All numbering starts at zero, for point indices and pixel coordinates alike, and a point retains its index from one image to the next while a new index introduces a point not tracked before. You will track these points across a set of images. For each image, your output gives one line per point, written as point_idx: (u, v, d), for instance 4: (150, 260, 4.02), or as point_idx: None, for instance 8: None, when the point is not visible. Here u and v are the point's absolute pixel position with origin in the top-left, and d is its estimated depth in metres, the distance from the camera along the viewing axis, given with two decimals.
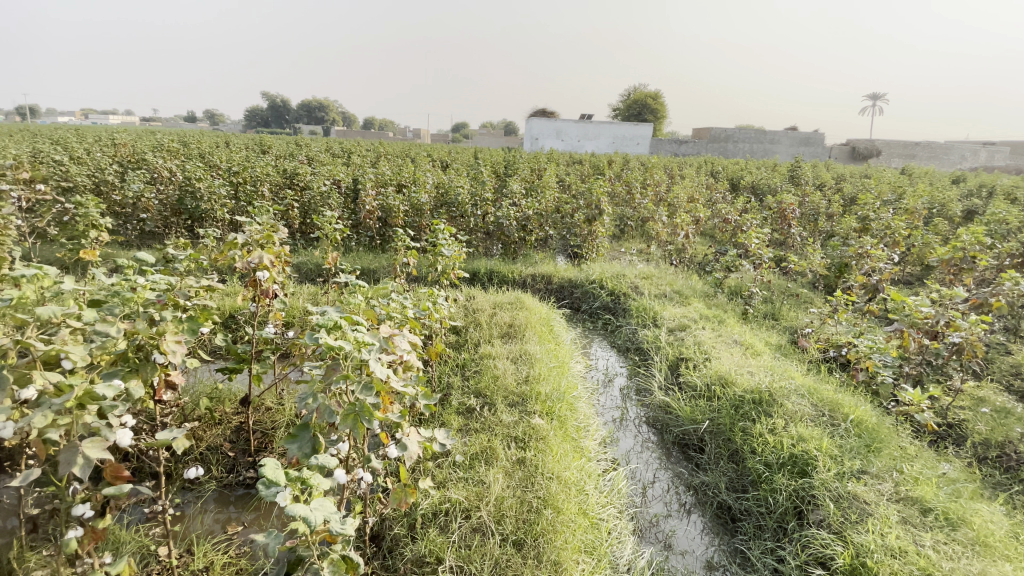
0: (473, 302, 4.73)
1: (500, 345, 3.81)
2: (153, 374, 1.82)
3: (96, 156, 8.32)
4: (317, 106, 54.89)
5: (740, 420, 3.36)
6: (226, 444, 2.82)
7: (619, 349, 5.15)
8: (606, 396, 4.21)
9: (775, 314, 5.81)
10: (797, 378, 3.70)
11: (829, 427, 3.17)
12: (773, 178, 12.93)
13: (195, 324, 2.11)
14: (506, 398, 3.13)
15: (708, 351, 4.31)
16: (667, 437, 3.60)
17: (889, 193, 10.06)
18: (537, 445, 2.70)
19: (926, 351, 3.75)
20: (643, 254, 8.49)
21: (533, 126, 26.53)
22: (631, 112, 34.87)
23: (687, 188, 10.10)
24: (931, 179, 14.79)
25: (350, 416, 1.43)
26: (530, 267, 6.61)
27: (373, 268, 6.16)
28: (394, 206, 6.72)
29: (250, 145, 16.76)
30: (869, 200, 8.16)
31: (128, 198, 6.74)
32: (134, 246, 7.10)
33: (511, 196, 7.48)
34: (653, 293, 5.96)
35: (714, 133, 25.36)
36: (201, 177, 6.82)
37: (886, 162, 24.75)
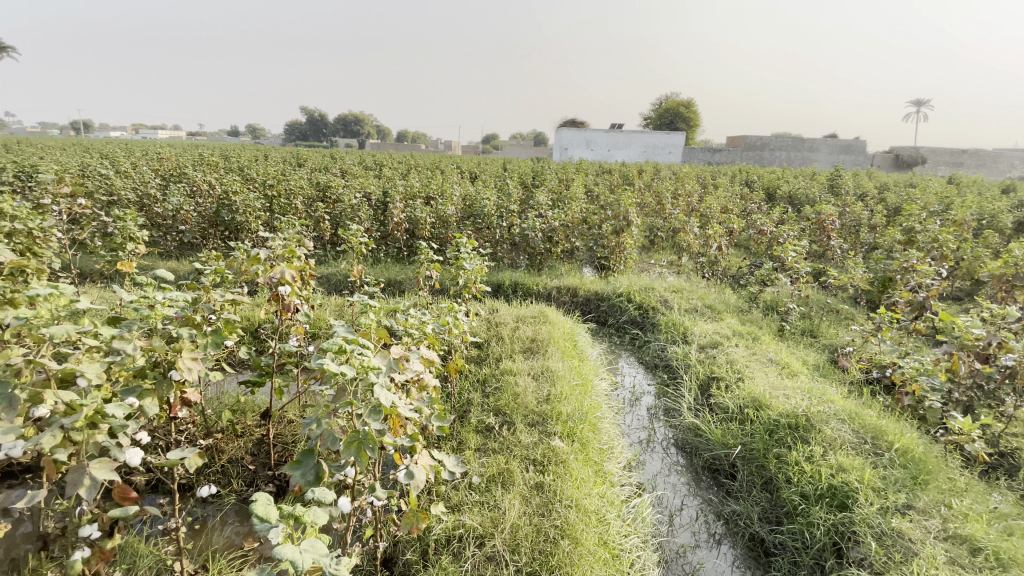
0: (496, 316, 4.67)
1: (522, 361, 3.74)
2: (169, 391, 1.85)
3: (141, 170, 8.73)
4: (353, 119, 56.46)
5: (775, 446, 3.17)
6: (247, 456, 2.81)
7: (647, 366, 5.00)
8: (632, 415, 4.06)
9: (813, 331, 5.54)
10: (836, 402, 3.48)
11: (872, 456, 2.95)
12: (812, 187, 12.47)
13: (215, 340, 2.18)
14: (526, 417, 3.05)
15: (740, 370, 4.12)
16: (696, 461, 3.43)
17: (937, 204, 9.55)
18: (556, 469, 2.60)
19: (978, 375, 3.48)
20: (673, 266, 8.28)
21: (562, 136, 26.55)
22: (662, 122, 34.46)
23: (720, 198, 9.84)
24: (984, 188, 13.99)
25: (354, 444, 1.39)
26: (555, 279, 6.52)
27: (399, 279, 6.21)
28: (420, 218, 6.78)
29: (287, 158, 17.30)
30: (915, 211, 7.75)
31: (168, 210, 7.02)
32: (173, 257, 7.38)
33: (538, 207, 7.43)
34: (682, 307, 5.78)
35: (749, 142, 24.76)
36: (237, 191, 7.07)
37: (934, 169, 23.61)
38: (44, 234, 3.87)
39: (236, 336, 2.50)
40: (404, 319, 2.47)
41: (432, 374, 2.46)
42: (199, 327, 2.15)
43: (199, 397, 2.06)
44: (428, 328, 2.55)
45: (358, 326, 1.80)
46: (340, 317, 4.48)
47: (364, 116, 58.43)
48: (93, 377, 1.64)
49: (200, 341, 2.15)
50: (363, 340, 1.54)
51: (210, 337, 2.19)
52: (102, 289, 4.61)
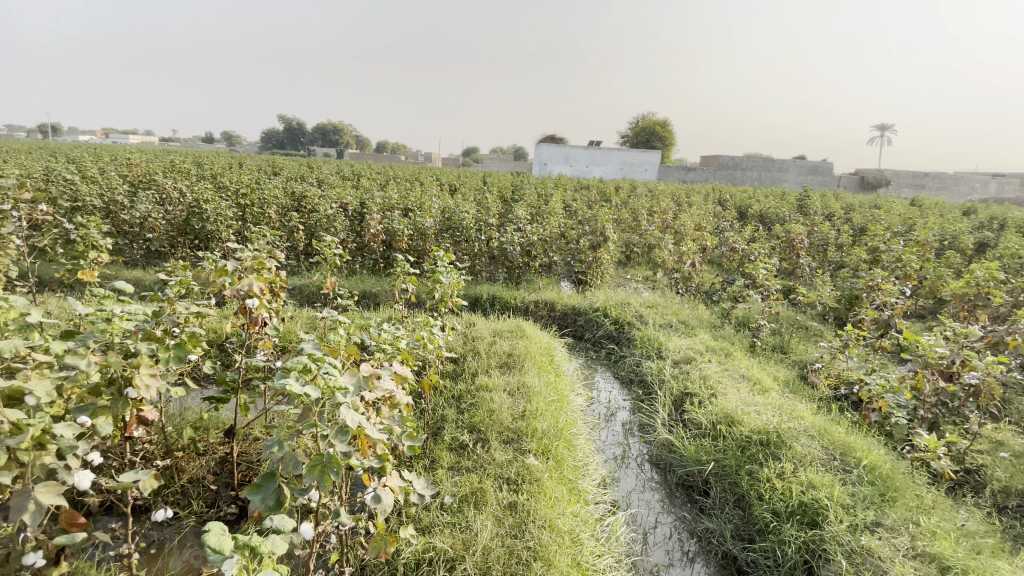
0: (472, 330, 4.63)
1: (498, 377, 3.70)
2: (125, 409, 1.76)
3: (109, 176, 8.46)
4: (332, 129, 56.16)
5: (747, 463, 3.20)
6: (209, 475, 2.70)
7: (622, 381, 5.02)
8: (607, 431, 4.06)
9: (784, 347, 5.66)
10: (807, 418, 3.54)
11: (840, 473, 3.00)
12: (782, 207, 12.86)
13: (178, 353, 2.08)
14: (501, 434, 3.01)
15: (713, 386, 4.16)
16: (670, 477, 3.44)
17: (899, 225, 9.94)
18: (531, 489, 2.56)
19: (941, 393, 3.58)
20: (649, 281, 8.39)
21: (542, 152, 26.88)
22: (639, 140, 35.21)
23: (695, 216, 10.05)
24: (942, 210, 14.66)
25: (317, 467, 1.35)
26: (533, 293, 6.52)
27: (374, 292, 6.12)
28: (398, 229, 6.72)
29: (263, 167, 17.01)
30: (879, 232, 8.04)
31: (135, 218, 6.80)
32: (140, 265, 7.14)
33: (516, 221, 7.46)
34: (657, 322, 5.84)
35: (723, 161, 25.46)
36: (209, 199, 6.89)
37: (896, 191, 24.65)
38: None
39: (201, 349, 2.40)
40: (377, 333, 2.42)
41: (405, 390, 2.40)
42: (161, 340, 2.06)
43: (157, 416, 1.95)
44: (403, 342, 2.51)
45: (330, 340, 1.75)
46: (312, 329, 4.38)
47: (343, 126, 58.05)
48: (43, 395, 1.54)
49: (162, 355, 2.06)
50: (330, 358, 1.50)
51: (171, 351, 2.09)
52: (60, 299, 4.41)
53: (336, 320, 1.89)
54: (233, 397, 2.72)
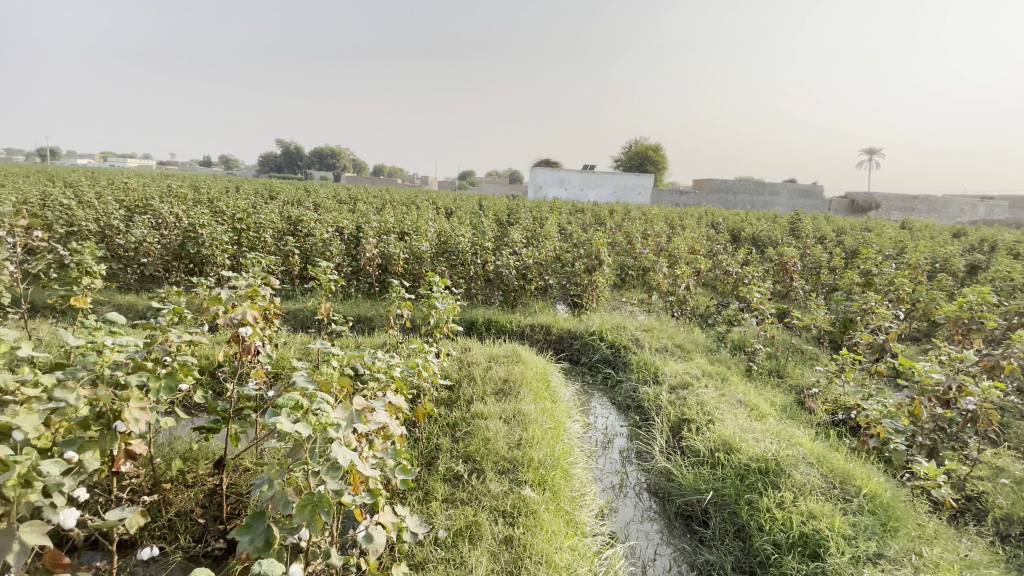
0: (468, 355, 4.60)
1: (494, 404, 3.66)
2: (113, 444, 1.71)
3: (105, 200, 8.47)
4: (329, 153, 56.78)
5: (746, 492, 3.15)
6: (197, 509, 2.64)
7: (619, 406, 4.97)
8: (605, 459, 4.00)
9: (780, 371, 5.65)
10: (805, 445, 3.51)
11: (841, 502, 2.96)
12: (774, 230, 13.01)
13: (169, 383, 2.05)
14: (497, 464, 2.96)
15: (711, 412, 4.13)
16: (669, 507, 3.38)
17: (891, 248, 10.06)
18: (527, 522, 2.51)
19: (939, 419, 3.56)
20: (644, 304, 8.41)
21: (537, 175, 27.22)
22: (632, 164, 35.76)
23: (689, 239, 10.14)
24: (932, 232, 14.88)
25: (307, 507, 1.31)
26: (529, 317, 6.51)
27: (370, 316, 6.10)
28: (393, 253, 6.73)
29: (259, 190, 17.09)
30: (871, 255, 8.12)
31: (130, 242, 6.79)
32: (133, 290, 7.10)
33: (512, 245, 7.50)
34: (653, 346, 5.83)
35: (715, 184, 25.83)
36: (204, 224, 6.90)
37: (886, 214, 25.04)
38: None
39: (193, 379, 2.36)
40: (372, 363, 2.39)
41: (399, 420, 2.36)
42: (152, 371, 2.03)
43: (146, 449, 1.90)
44: (398, 371, 2.48)
45: (324, 373, 1.73)
46: (306, 356, 4.34)
47: (341, 150, 58.72)
48: (30, 430, 1.50)
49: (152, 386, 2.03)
50: (323, 394, 1.48)
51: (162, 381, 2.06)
52: (51, 325, 4.36)
53: (330, 352, 1.88)
54: (224, 428, 2.67)
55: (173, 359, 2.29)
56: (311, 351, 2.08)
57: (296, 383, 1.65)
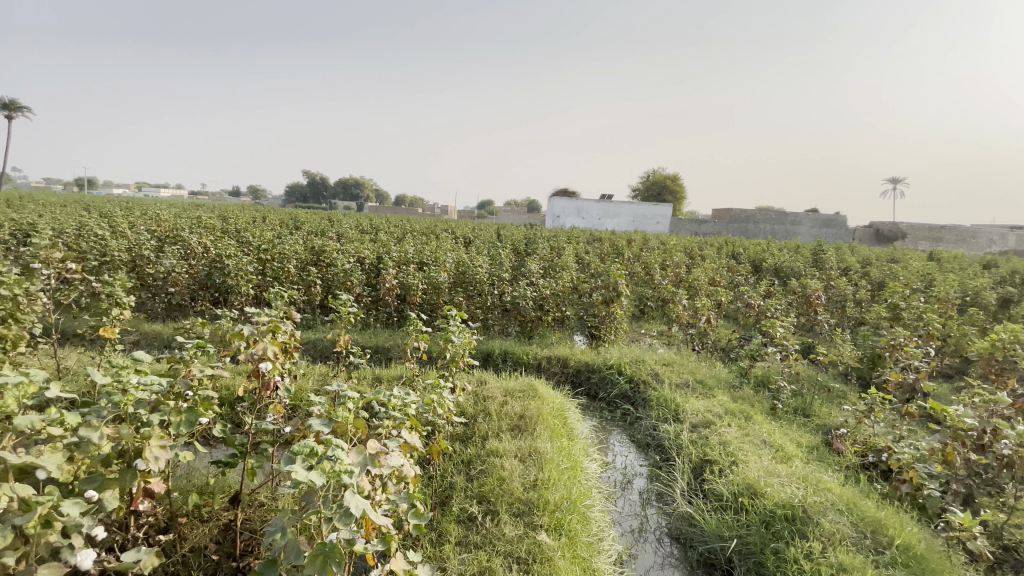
0: (484, 389, 4.57)
1: (510, 441, 3.61)
2: (132, 482, 1.73)
3: (138, 231, 8.81)
4: (353, 183, 58.42)
5: (772, 540, 3.01)
6: (211, 544, 2.63)
7: (638, 444, 4.86)
8: (624, 500, 3.89)
9: (806, 410, 5.47)
10: (833, 491, 3.36)
11: (873, 554, 2.81)
12: (796, 260, 12.82)
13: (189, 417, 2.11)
14: (512, 506, 2.90)
15: (734, 453, 4.00)
16: (691, 554, 3.26)
17: (918, 281, 9.80)
18: (542, 569, 2.43)
19: (975, 465, 3.39)
20: (664, 336, 8.29)
21: (554, 205, 27.47)
22: (650, 193, 35.89)
23: (708, 270, 10.04)
24: (961, 264, 14.47)
25: (319, 557, 1.31)
26: (546, 349, 6.47)
27: (387, 347, 6.13)
28: (412, 284, 6.81)
29: (285, 220, 17.62)
30: (898, 288, 7.92)
31: (160, 272, 7.02)
32: (160, 318, 7.30)
33: (529, 276, 7.53)
34: (673, 381, 5.72)
35: (735, 214, 25.71)
36: (230, 255, 7.11)
37: (913, 244, 24.47)
38: (26, 298, 3.80)
39: (213, 413, 2.41)
40: (387, 400, 2.40)
41: (413, 460, 2.35)
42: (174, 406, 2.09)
43: (164, 487, 1.91)
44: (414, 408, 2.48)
45: (340, 415, 1.75)
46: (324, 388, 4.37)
47: (364, 180, 60.43)
48: (53, 468, 1.54)
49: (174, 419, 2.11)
50: (337, 439, 1.50)
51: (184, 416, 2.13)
52: (80, 355, 4.49)
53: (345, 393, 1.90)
54: (241, 463, 2.69)
55: (195, 393, 2.34)
56: (328, 390, 2.10)
57: (311, 427, 1.68)
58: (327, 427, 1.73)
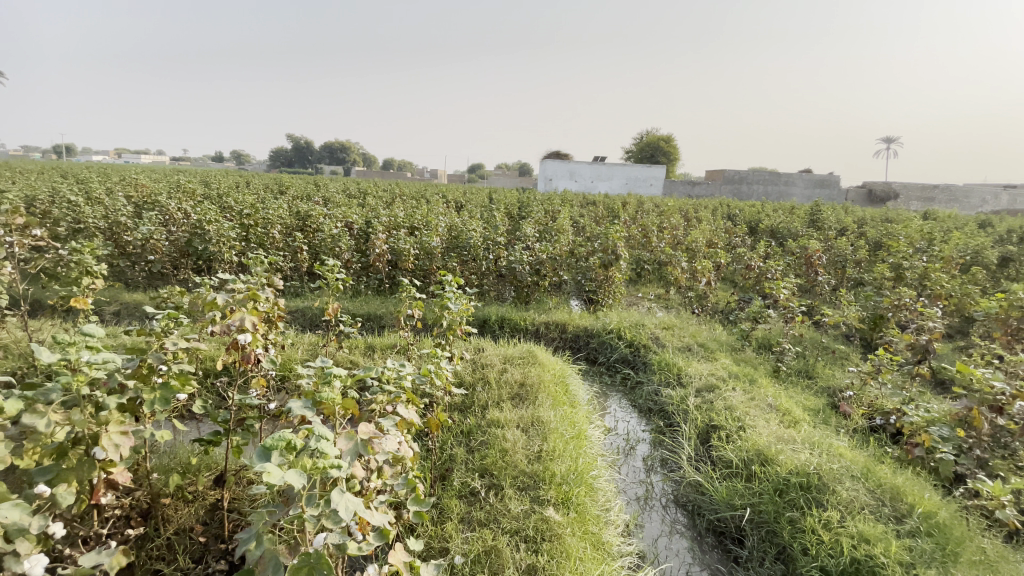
0: (482, 356, 4.39)
1: (511, 411, 3.46)
2: (90, 473, 1.53)
3: (113, 197, 8.38)
4: (340, 147, 56.83)
5: (787, 509, 2.89)
6: (197, 526, 2.49)
7: (639, 409, 4.76)
8: (627, 467, 3.79)
9: (810, 371, 5.39)
10: (847, 458, 3.27)
11: (890, 522, 2.72)
12: (793, 221, 12.64)
13: (163, 394, 2.10)
14: (516, 480, 2.74)
15: (741, 418, 3.89)
16: (699, 521, 3.17)
17: (919, 240, 9.67)
18: (552, 548, 2.29)
19: (995, 430, 3.29)
20: (661, 300, 8.17)
21: (547, 167, 26.83)
22: (643, 154, 35.23)
23: (707, 232, 9.83)
24: (955, 223, 14.44)
25: (303, 568, 1.14)
26: (543, 314, 6.28)
27: (380, 314, 5.92)
28: (404, 249, 6.52)
29: (268, 185, 17.04)
30: (900, 248, 7.78)
31: (137, 240, 6.69)
32: (140, 288, 7.01)
33: (525, 240, 7.30)
34: (675, 345, 5.59)
35: (729, 175, 25.35)
36: (211, 221, 6.77)
37: (905, 204, 24.37)
38: None
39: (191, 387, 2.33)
40: (380, 373, 2.20)
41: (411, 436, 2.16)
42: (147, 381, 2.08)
43: (131, 477, 1.70)
44: (410, 379, 2.30)
45: (326, 394, 1.54)
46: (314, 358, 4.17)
47: (352, 144, 58.76)
48: None
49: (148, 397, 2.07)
50: (321, 427, 1.30)
51: (157, 393, 2.09)
52: (51, 327, 4.22)
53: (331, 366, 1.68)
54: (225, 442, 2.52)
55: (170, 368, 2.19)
56: (312, 365, 1.89)
57: (291, 411, 1.47)
58: (311, 410, 1.52)
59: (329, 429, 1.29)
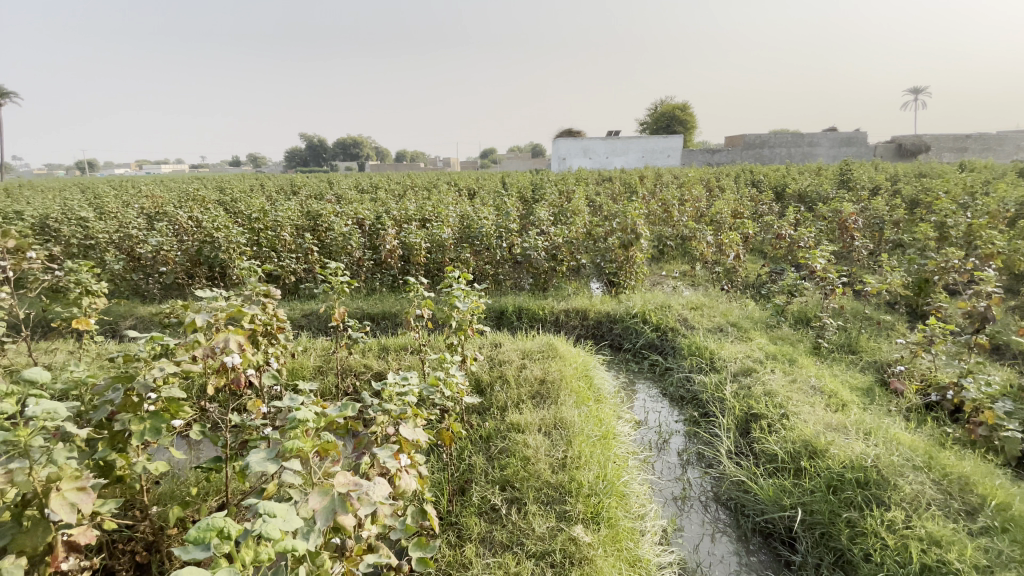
0: (499, 353, 4.16)
1: (531, 412, 3.24)
2: (43, 538, 1.37)
3: (125, 210, 8.38)
4: (351, 142, 56.82)
5: (843, 509, 2.60)
6: None
7: (671, 398, 4.48)
8: (661, 463, 3.53)
9: (854, 346, 5.00)
10: (908, 445, 2.94)
11: (961, 519, 2.40)
12: (823, 184, 11.96)
13: (153, 423, 2.21)
14: (541, 492, 2.53)
15: (783, 404, 3.58)
16: (744, 522, 2.91)
17: (964, 195, 8.98)
18: (581, 574, 2.06)
19: None
20: (687, 277, 7.80)
21: (559, 146, 26.17)
22: (658, 125, 34.16)
23: (731, 201, 9.35)
24: (998, 173, 13.49)
25: None
26: (563, 301, 6.00)
27: (394, 312, 5.74)
28: (414, 243, 6.30)
29: (282, 187, 17.01)
30: (945, 205, 7.19)
31: (148, 252, 6.65)
32: (157, 300, 7.01)
33: (539, 225, 7.00)
34: (705, 326, 5.26)
35: (750, 140, 24.35)
36: (219, 227, 6.68)
37: (938, 156, 23.05)
38: None
39: (184, 412, 2.37)
40: (383, 389, 2.07)
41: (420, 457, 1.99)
42: (137, 409, 2.18)
43: (95, 537, 1.53)
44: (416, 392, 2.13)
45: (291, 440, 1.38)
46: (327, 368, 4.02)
47: (363, 138, 58.70)
48: None
49: (138, 426, 2.18)
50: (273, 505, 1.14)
51: (146, 423, 2.19)
52: (62, 350, 4.18)
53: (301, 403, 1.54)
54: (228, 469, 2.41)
55: (158, 395, 2.24)
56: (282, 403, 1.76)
57: (249, 471, 1.34)
58: (276, 463, 1.39)
59: (275, 505, 1.13)
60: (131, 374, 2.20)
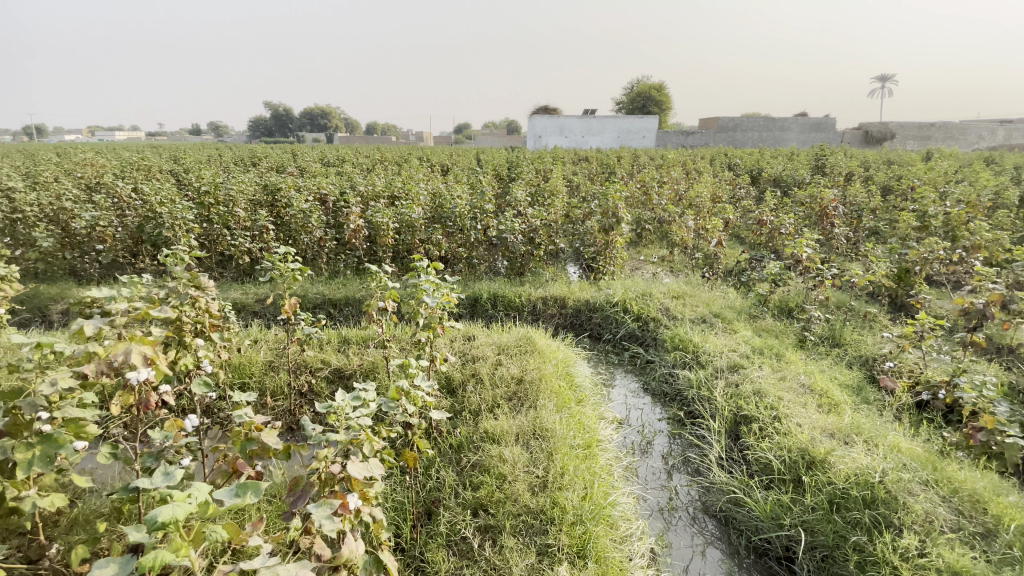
0: (472, 348, 3.81)
1: (508, 418, 2.91)
2: None
3: (57, 180, 7.53)
4: (319, 112, 54.45)
5: (849, 531, 2.40)
6: None
7: (653, 393, 4.24)
8: (645, 468, 3.28)
9: (839, 339, 4.84)
10: (911, 456, 2.78)
11: (976, 546, 2.23)
12: (799, 168, 11.88)
13: (44, 451, 1.75)
14: (520, 519, 2.23)
15: (775, 406, 3.36)
16: (736, 539, 2.68)
17: (938, 183, 9.01)
18: None
19: None
20: (666, 263, 7.56)
21: (536, 124, 25.53)
22: (634, 105, 33.77)
23: (711, 184, 9.12)
24: (962, 163, 13.71)
25: None
26: (540, 288, 5.66)
27: (358, 298, 5.30)
28: (381, 223, 5.80)
29: (242, 158, 15.93)
30: (926, 193, 7.12)
31: (81, 229, 5.96)
32: (94, 282, 6.34)
33: (516, 205, 6.59)
34: (688, 317, 5.03)
35: (725, 122, 24.26)
36: (162, 202, 6.03)
37: (903, 144, 23.54)
38: None
39: (89, 435, 1.93)
40: (330, 409, 1.74)
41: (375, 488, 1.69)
42: (26, 431, 1.77)
43: None
44: (373, 410, 1.83)
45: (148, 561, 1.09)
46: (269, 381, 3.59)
47: (331, 109, 56.32)
48: None
49: (23, 456, 1.71)
50: None
51: (36, 450, 1.73)
52: None
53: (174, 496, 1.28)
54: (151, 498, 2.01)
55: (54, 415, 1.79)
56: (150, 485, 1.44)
57: None
58: None
59: None
60: (17, 391, 1.76)
